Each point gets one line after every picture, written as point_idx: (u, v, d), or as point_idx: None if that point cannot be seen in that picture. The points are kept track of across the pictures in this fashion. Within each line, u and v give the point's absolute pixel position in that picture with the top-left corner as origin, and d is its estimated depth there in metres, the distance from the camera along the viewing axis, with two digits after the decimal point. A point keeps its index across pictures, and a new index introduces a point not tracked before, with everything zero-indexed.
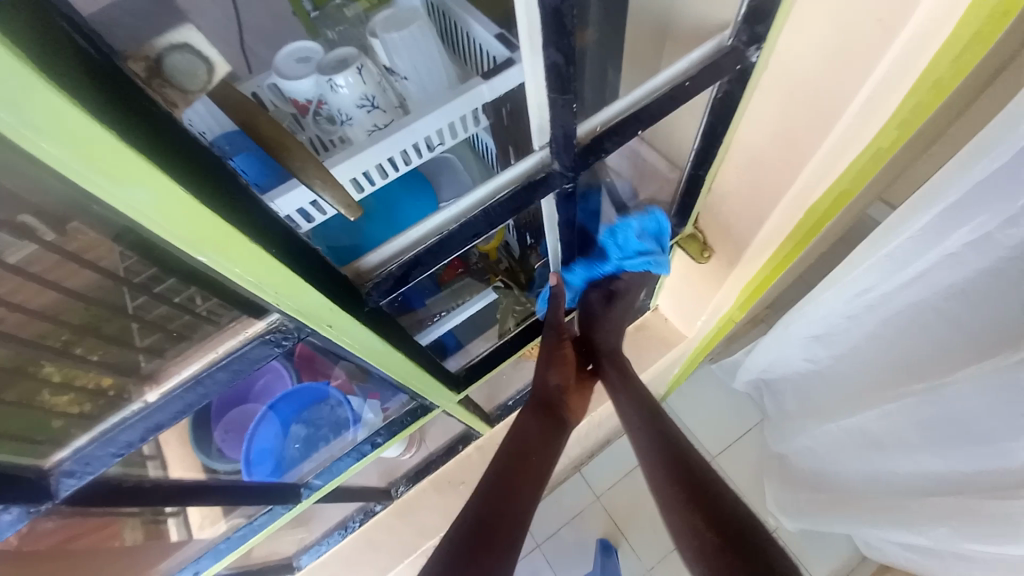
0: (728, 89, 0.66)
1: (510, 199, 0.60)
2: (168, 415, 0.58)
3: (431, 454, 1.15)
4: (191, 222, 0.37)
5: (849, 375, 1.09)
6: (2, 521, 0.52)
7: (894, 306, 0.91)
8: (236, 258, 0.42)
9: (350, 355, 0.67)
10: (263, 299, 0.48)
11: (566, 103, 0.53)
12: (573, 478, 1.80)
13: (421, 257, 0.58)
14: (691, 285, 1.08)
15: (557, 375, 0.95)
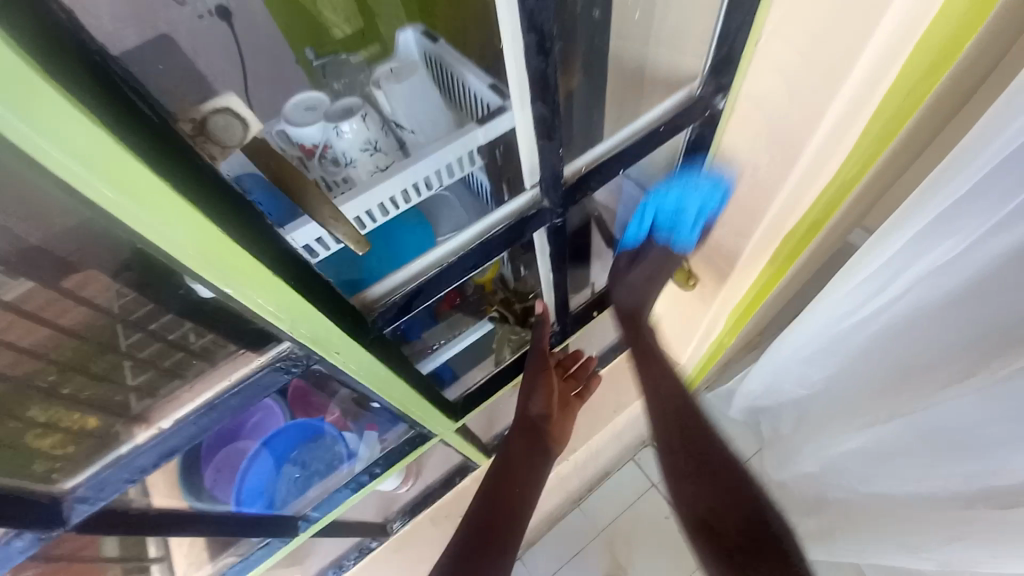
0: (700, 132, 0.74)
1: (506, 232, 0.65)
2: (178, 441, 0.61)
3: (428, 487, 1.13)
4: (218, 254, 0.41)
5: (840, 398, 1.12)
6: (14, 547, 0.54)
7: (874, 328, 0.95)
8: (256, 285, 0.45)
9: (354, 382, 0.69)
10: (277, 325, 0.52)
11: (553, 146, 0.58)
12: (573, 514, 1.76)
13: (422, 288, 0.62)
14: (681, 312, 1.11)
15: (538, 401, 0.97)
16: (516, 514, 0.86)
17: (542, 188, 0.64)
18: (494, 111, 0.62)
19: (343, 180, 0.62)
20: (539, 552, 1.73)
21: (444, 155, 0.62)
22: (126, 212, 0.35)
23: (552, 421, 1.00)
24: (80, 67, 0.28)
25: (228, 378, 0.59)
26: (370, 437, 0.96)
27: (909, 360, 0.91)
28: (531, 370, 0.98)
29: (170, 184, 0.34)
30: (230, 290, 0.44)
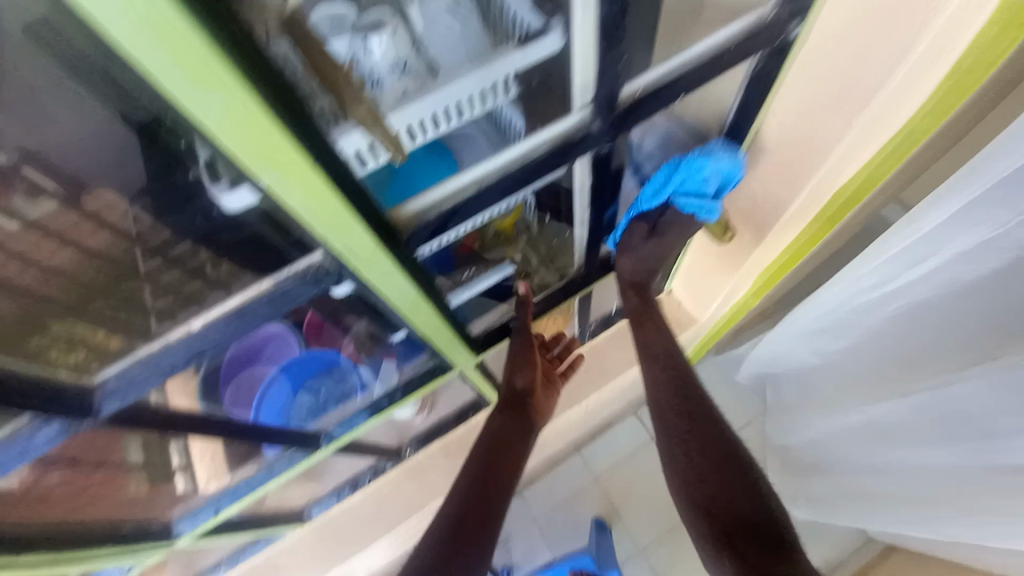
0: (765, 64, 0.63)
1: (547, 158, 0.65)
2: (210, 343, 0.61)
3: (442, 419, 1.17)
4: (261, 143, 0.39)
5: (852, 367, 1.10)
6: (44, 436, 0.54)
7: (901, 302, 0.90)
8: (296, 183, 0.44)
9: (384, 305, 0.71)
10: (312, 231, 0.51)
11: (611, 60, 0.56)
12: (572, 460, 1.84)
13: (459, 209, 0.64)
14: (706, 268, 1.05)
15: (522, 379, 1.00)
16: (502, 493, 0.84)
17: (594, 109, 0.62)
18: (537, 31, 0.56)
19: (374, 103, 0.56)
20: (537, 492, 1.82)
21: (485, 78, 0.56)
22: (160, 77, 0.32)
23: (537, 393, 1.03)
24: None
25: (269, 277, 0.58)
26: (382, 372, 0.99)
27: (937, 339, 0.86)
28: (515, 352, 1.01)
29: (214, 51, 0.31)
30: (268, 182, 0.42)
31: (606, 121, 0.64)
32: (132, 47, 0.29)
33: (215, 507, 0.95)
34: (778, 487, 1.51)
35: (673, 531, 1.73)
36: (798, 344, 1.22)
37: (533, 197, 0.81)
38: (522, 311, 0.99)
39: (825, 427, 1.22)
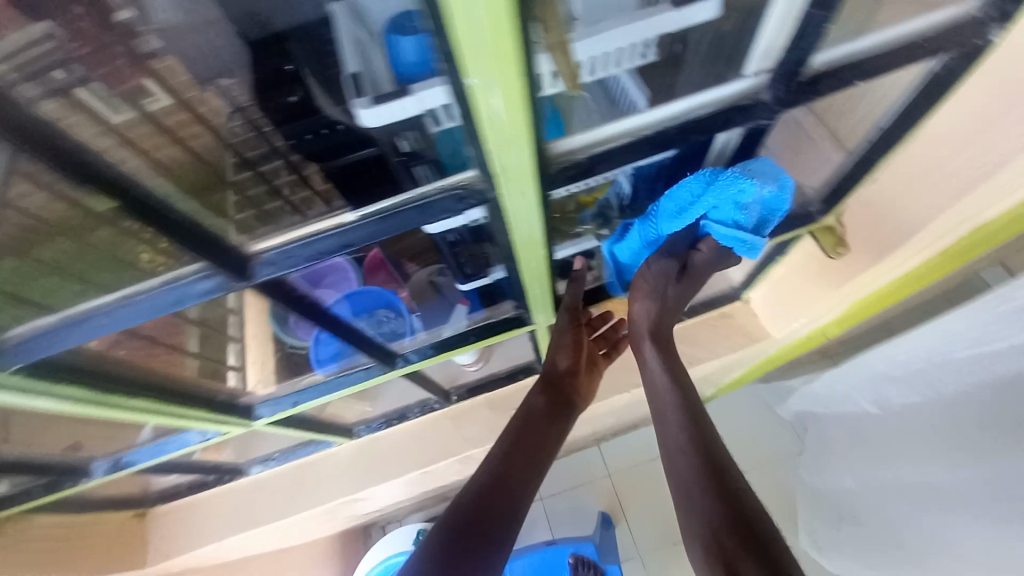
0: (945, 69, 0.47)
1: (738, 110, 0.50)
2: (360, 237, 0.56)
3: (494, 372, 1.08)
4: (488, 16, 0.26)
5: (914, 425, 1.01)
6: (208, 285, 0.55)
7: (996, 372, 0.80)
8: (501, 85, 0.32)
9: (501, 243, 0.62)
10: (479, 149, 0.40)
11: (815, 22, 0.42)
12: (590, 450, 1.85)
13: (612, 154, 0.51)
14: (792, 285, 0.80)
15: (564, 361, 0.88)
16: (513, 492, 0.72)
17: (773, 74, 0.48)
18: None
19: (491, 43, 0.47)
20: (549, 471, 1.86)
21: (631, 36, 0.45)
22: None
23: (580, 376, 0.91)
24: None
25: (416, 187, 0.54)
26: (432, 322, 0.93)
27: (1014, 417, 0.76)
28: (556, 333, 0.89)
29: None
30: (474, 89, 0.31)
31: (781, 95, 0.49)
32: None
33: (295, 399, 0.89)
34: (805, 527, 1.45)
35: (677, 543, 1.71)
36: (861, 389, 1.16)
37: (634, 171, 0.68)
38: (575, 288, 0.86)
39: (873, 479, 1.15)
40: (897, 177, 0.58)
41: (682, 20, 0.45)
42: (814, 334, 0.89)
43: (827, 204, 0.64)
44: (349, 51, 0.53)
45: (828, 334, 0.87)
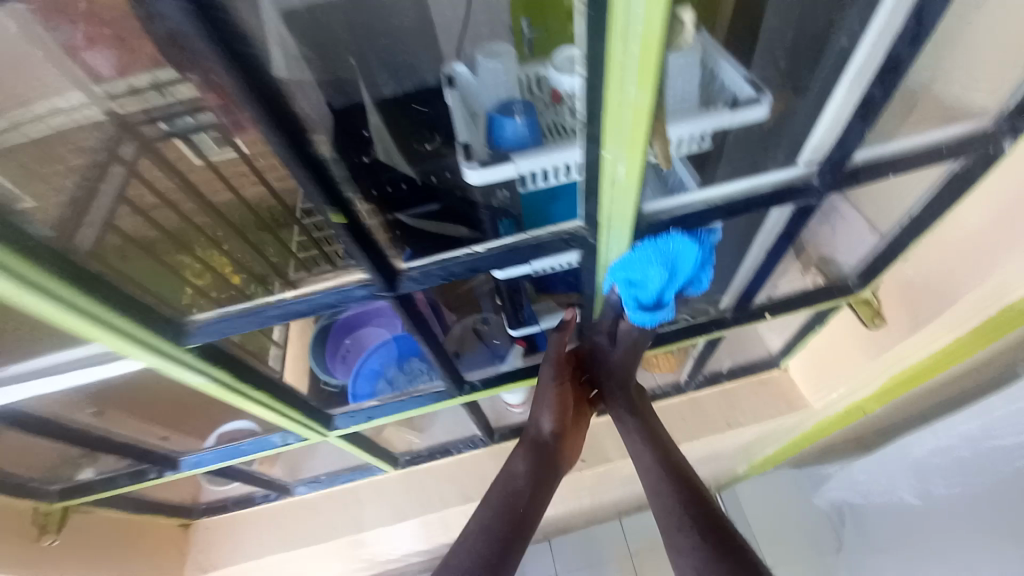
0: (965, 170, 0.56)
1: (828, 181, 0.54)
2: (489, 264, 0.56)
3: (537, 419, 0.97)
4: (634, 104, 0.35)
5: (964, 517, 0.98)
6: (356, 295, 0.55)
7: None
8: (628, 153, 0.40)
9: (589, 283, 0.66)
10: (594, 200, 0.47)
11: (860, 128, 0.49)
12: (610, 525, 1.76)
13: (693, 216, 0.54)
14: (831, 355, 0.84)
15: (546, 419, 0.74)
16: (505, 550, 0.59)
17: (821, 167, 0.53)
18: (744, 104, 0.51)
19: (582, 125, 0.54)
20: (565, 543, 1.76)
21: (704, 126, 0.50)
22: (625, 32, 0.31)
23: (567, 436, 0.75)
24: None
25: (528, 231, 0.54)
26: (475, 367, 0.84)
27: None
28: (540, 389, 0.74)
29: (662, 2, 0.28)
30: (605, 160, 0.41)
31: (829, 183, 0.54)
32: None
33: (368, 413, 0.78)
34: None
35: None
36: (898, 478, 1.13)
37: None
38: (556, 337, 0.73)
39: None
40: (932, 254, 0.65)
41: (740, 118, 0.50)
42: (851, 409, 0.88)
43: (867, 278, 0.70)
44: (461, 126, 0.67)
45: (866, 410, 0.86)
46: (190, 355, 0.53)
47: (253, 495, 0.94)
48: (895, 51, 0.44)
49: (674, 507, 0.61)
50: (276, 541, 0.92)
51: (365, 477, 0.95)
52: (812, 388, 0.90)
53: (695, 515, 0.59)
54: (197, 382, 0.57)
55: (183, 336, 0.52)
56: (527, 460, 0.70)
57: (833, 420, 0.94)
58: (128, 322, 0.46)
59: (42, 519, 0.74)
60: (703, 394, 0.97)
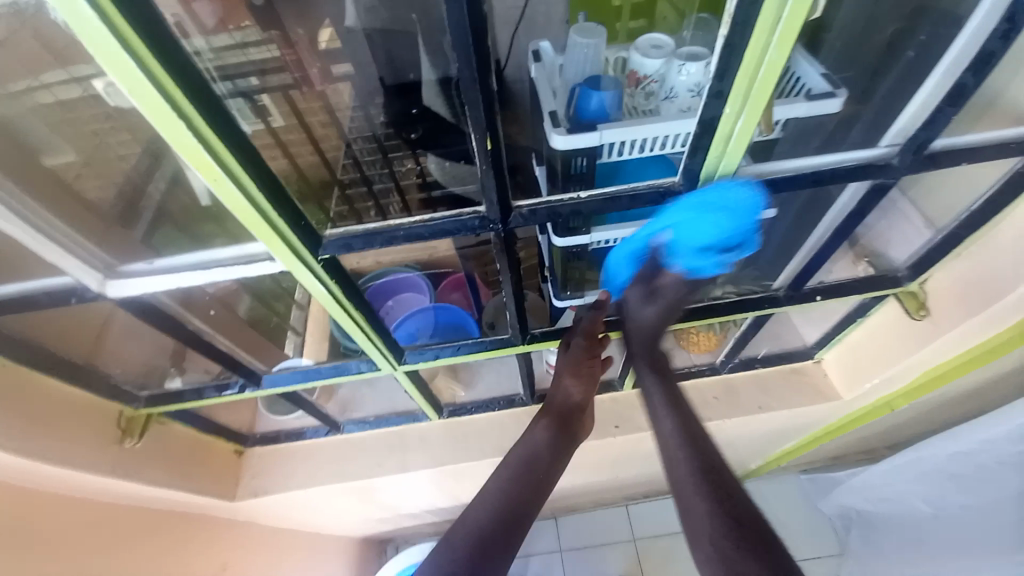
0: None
1: (911, 162, 0.56)
2: (594, 210, 0.56)
3: None
4: (770, 55, 0.41)
5: (976, 524, 1.00)
6: (468, 223, 0.53)
7: None
8: (749, 107, 0.45)
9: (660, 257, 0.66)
10: (700, 160, 0.52)
11: (947, 117, 0.52)
12: (617, 510, 1.78)
13: (780, 182, 0.56)
14: (871, 347, 0.88)
15: (568, 391, 0.82)
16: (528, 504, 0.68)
17: (903, 149, 0.56)
18: (819, 96, 0.56)
19: (696, 91, 0.64)
20: (570, 522, 1.78)
21: (796, 110, 0.54)
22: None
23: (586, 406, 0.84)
24: None
25: (629, 183, 0.55)
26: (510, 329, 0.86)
27: None
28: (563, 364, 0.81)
29: None
30: (726, 115, 0.46)
31: (909, 165, 0.57)
32: None
33: (434, 353, 0.79)
34: None
35: None
36: (911, 485, 1.16)
37: None
38: (584, 317, 0.76)
39: None
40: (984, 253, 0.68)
41: (818, 108, 0.55)
42: (878, 405, 0.97)
43: (918, 269, 0.74)
44: (547, 95, 0.68)
45: (893, 406, 0.94)
46: (318, 265, 0.54)
47: (305, 430, 1.00)
48: (986, 46, 0.47)
49: (692, 481, 0.63)
50: (327, 473, 0.99)
51: (410, 422, 1.01)
52: (844, 381, 0.95)
53: (711, 489, 0.62)
54: (316, 288, 0.57)
55: (318, 248, 0.52)
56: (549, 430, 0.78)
57: (857, 417, 1.03)
58: (281, 217, 0.47)
59: (126, 422, 0.76)
60: (739, 378, 1.02)
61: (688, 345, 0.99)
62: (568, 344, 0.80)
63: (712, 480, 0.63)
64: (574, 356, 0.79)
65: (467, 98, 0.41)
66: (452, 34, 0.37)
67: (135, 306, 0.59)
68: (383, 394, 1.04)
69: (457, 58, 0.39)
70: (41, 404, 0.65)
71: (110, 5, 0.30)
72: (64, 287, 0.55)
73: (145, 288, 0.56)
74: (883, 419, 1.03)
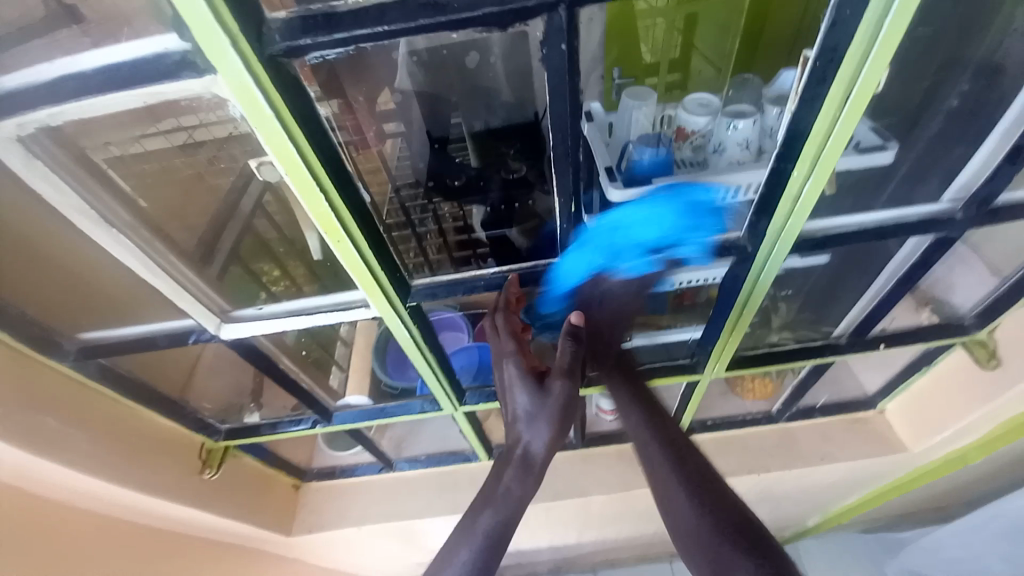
0: None
1: (972, 215, 0.58)
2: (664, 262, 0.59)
3: (627, 428, 1.03)
4: (840, 126, 0.45)
5: None
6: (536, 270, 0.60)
7: None
8: (815, 172, 0.49)
9: (722, 306, 0.67)
10: (769, 218, 0.55)
11: (1007, 174, 0.54)
12: (661, 565, 1.67)
13: (846, 234, 0.58)
14: (939, 396, 0.85)
15: (544, 444, 0.59)
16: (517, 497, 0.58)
17: (963, 204, 0.58)
18: (869, 149, 0.57)
19: (748, 146, 0.62)
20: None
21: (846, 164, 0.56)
22: (852, 75, 0.41)
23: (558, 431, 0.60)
24: None
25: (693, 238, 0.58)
26: None
27: None
28: (534, 410, 0.59)
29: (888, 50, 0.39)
30: (794, 178, 0.50)
31: (971, 219, 0.58)
32: (857, 31, 0.39)
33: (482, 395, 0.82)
34: None
35: None
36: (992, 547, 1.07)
37: (798, 268, 0.72)
38: (564, 354, 0.59)
39: None
40: None
41: (868, 160, 0.57)
42: (951, 459, 0.91)
43: (985, 317, 0.73)
44: (599, 150, 0.66)
45: (967, 460, 0.88)
46: (406, 311, 0.60)
47: (359, 467, 1.03)
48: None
49: (706, 537, 0.51)
50: (380, 511, 1.01)
51: (462, 462, 1.02)
52: (911, 432, 0.91)
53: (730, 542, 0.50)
54: (400, 332, 0.63)
55: (407, 294, 0.58)
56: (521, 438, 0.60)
57: (927, 470, 0.97)
58: (382, 268, 0.53)
59: (207, 454, 0.82)
60: (796, 426, 0.99)
61: (742, 390, 0.98)
62: (544, 386, 0.60)
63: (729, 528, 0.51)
64: (560, 402, 0.58)
65: (559, 169, 0.47)
66: (552, 118, 0.43)
67: (239, 345, 0.66)
68: (436, 432, 1.06)
69: (554, 135, 0.45)
70: (139, 436, 0.71)
71: (277, 100, 0.37)
72: (184, 329, 0.63)
73: (252, 331, 0.63)
74: (956, 474, 0.97)
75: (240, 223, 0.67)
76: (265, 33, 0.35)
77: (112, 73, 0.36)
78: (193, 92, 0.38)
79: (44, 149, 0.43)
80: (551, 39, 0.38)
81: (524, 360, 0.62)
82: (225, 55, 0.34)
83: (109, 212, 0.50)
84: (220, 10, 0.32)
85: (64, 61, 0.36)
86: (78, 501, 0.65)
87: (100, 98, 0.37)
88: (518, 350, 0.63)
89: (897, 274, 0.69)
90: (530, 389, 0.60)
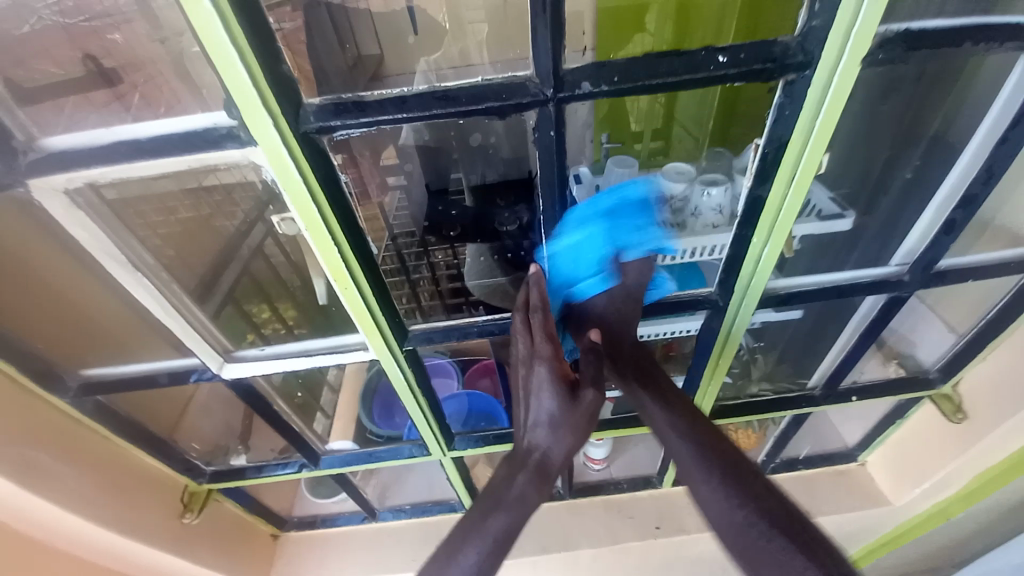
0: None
1: (920, 277, 0.65)
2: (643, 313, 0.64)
3: (615, 477, 1.03)
4: (789, 200, 0.52)
5: None
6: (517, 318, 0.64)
7: None
8: (772, 237, 0.55)
9: (700, 355, 0.71)
10: (738, 276, 0.60)
11: (946, 243, 0.61)
12: None
13: (808, 292, 0.64)
14: (916, 448, 0.88)
15: (563, 453, 0.57)
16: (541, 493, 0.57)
17: (910, 268, 0.64)
18: (830, 217, 0.64)
19: (721, 210, 0.66)
20: None
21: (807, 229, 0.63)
22: (796, 159, 0.48)
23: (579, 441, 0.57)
24: (870, 55, 0.42)
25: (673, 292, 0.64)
26: None
27: None
28: (558, 419, 0.56)
29: (825, 140, 0.47)
30: (755, 242, 0.55)
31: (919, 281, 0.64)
32: (797, 125, 0.46)
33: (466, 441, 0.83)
34: None
35: None
36: None
37: (772, 321, 0.77)
38: (588, 367, 0.56)
39: None
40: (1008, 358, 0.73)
41: (830, 226, 0.64)
42: (933, 513, 0.92)
43: (949, 371, 0.78)
44: None
45: (949, 514, 0.89)
46: (401, 354, 0.63)
47: (344, 514, 1.01)
48: (971, 189, 0.58)
49: (741, 537, 0.46)
50: (362, 562, 0.97)
51: (448, 512, 1.01)
52: (893, 485, 0.93)
53: (786, 544, 0.44)
54: (395, 374, 0.65)
55: (404, 338, 0.62)
56: (544, 441, 0.57)
57: (912, 524, 0.98)
58: (383, 315, 0.57)
59: (188, 497, 0.81)
60: (781, 477, 1.00)
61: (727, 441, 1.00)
62: (574, 395, 0.57)
63: (786, 530, 0.45)
64: (586, 415, 0.56)
65: None
66: (542, 186, 0.49)
67: (239, 384, 0.68)
68: (423, 480, 1.05)
69: (545, 200, 0.51)
70: (127, 475, 0.71)
71: (306, 167, 0.43)
72: (188, 367, 0.65)
73: (251, 371, 0.65)
74: (941, 529, 0.97)
75: (239, 265, 0.72)
76: (300, 113, 0.40)
77: (163, 140, 0.41)
78: (232, 159, 0.43)
79: (86, 199, 0.48)
80: (543, 126, 0.44)
81: (558, 365, 0.56)
82: (265, 130, 0.39)
83: (133, 255, 0.54)
84: (267, 95, 0.38)
85: (121, 129, 0.41)
86: (57, 539, 0.64)
87: (147, 160, 0.42)
88: (554, 354, 0.56)
89: (861, 331, 0.74)
90: (557, 398, 0.56)
